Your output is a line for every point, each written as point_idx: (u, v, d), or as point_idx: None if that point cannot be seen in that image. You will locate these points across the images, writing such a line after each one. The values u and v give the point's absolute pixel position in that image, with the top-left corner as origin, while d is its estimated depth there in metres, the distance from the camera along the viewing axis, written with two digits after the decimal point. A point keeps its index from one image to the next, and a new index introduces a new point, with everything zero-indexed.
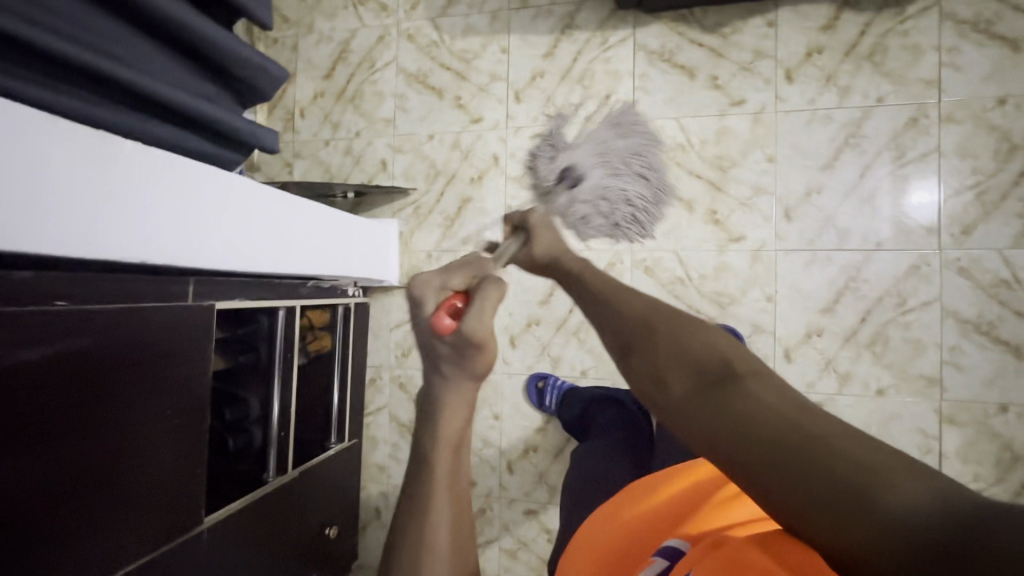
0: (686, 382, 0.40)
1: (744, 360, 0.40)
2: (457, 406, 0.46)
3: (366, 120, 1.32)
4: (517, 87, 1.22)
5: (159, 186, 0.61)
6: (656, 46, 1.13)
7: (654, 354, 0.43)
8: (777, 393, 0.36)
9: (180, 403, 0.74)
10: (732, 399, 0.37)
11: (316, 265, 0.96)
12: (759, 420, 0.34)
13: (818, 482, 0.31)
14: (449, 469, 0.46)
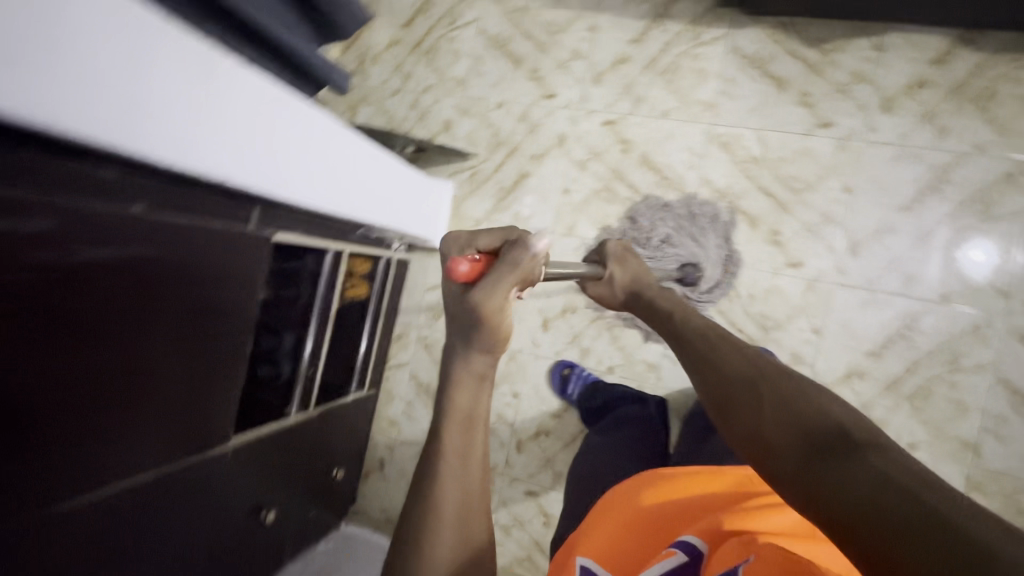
0: (792, 448, 0.38)
1: (860, 427, 0.37)
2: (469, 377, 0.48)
3: (436, 77, 1.30)
4: (597, 69, 1.18)
5: (247, 108, 0.61)
6: (750, 50, 1.08)
7: (757, 415, 0.42)
8: (893, 462, 0.33)
9: (225, 324, 0.75)
10: (831, 469, 0.34)
11: (372, 214, 0.96)
12: (853, 488, 0.31)
13: (918, 536, 0.27)
14: (460, 444, 0.47)
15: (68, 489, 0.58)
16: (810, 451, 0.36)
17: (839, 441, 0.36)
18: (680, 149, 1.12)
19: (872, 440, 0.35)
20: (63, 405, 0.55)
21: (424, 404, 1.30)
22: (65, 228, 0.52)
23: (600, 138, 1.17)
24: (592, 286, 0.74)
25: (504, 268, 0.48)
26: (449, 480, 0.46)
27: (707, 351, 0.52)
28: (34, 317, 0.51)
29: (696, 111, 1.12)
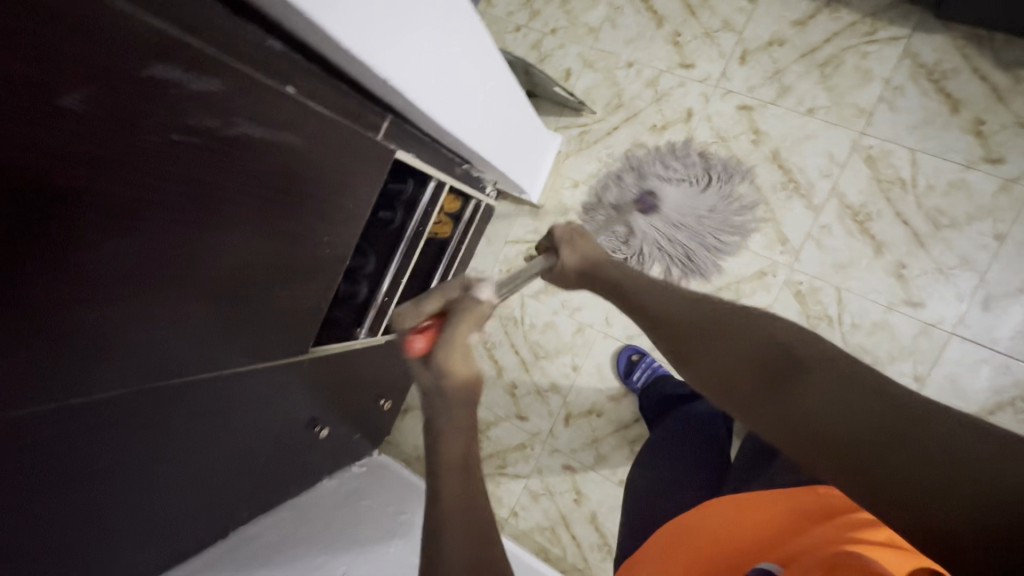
0: (753, 379, 0.43)
1: (807, 349, 0.42)
2: (451, 423, 0.39)
3: (567, 20, 1.20)
4: (746, 47, 1.08)
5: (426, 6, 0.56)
6: (930, 60, 0.97)
7: (721, 353, 0.46)
8: (842, 377, 0.39)
9: (334, 232, 0.73)
10: (799, 394, 0.39)
11: (493, 153, 0.91)
12: (819, 417, 0.37)
13: (900, 440, 0.33)
14: (459, 489, 0.38)
15: (169, 367, 0.57)
16: (769, 381, 0.42)
17: (789, 365, 0.42)
18: (818, 153, 1.03)
19: (823, 360, 0.41)
20: (184, 280, 0.53)
21: (479, 356, 1.27)
22: (229, 96, 0.48)
23: (731, 123, 1.08)
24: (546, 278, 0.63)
25: (451, 326, 0.43)
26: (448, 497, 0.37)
27: (642, 288, 0.57)
28: (184, 184, 0.48)
29: (847, 116, 1.01)
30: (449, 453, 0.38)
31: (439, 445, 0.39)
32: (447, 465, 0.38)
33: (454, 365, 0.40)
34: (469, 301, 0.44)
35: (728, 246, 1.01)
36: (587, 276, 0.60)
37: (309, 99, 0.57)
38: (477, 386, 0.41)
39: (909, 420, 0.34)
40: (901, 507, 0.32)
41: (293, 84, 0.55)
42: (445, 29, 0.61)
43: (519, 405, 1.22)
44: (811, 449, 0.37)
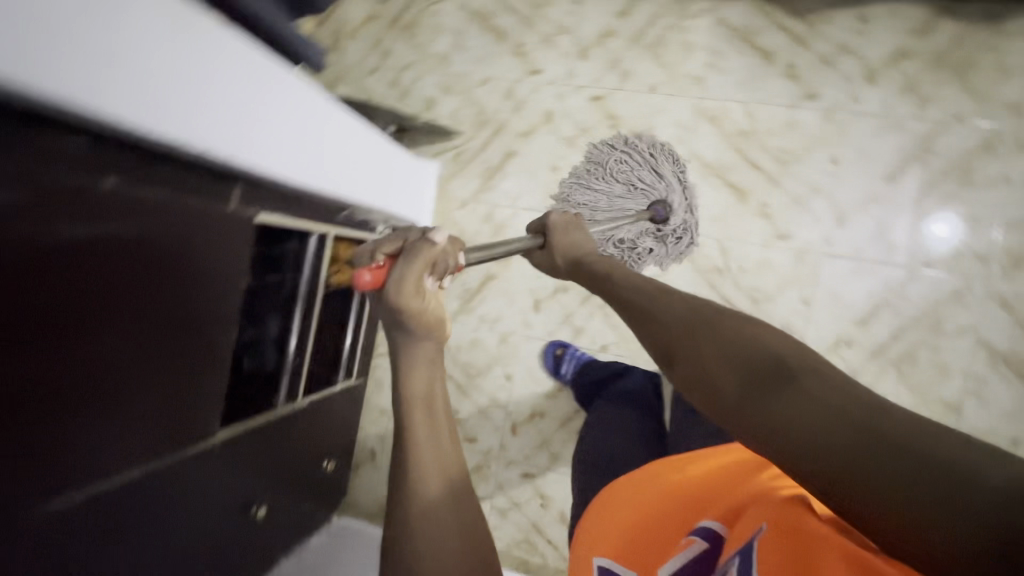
0: (733, 379, 0.40)
1: (796, 351, 0.39)
2: (418, 362, 0.55)
3: (418, 53, 1.25)
4: (583, 44, 1.16)
5: (234, 77, 0.57)
6: (738, 23, 1.08)
7: (697, 355, 0.44)
8: (829, 383, 0.35)
9: (214, 306, 0.72)
10: (772, 398, 0.36)
11: (357, 191, 0.93)
12: (798, 419, 0.34)
13: (885, 453, 0.29)
14: (427, 430, 0.51)
15: (136, 446, 0.63)
16: (746, 379, 0.39)
17: (772, 364, 0.39)
18: (670, 124, 1.11)
19: (807, 360, 0.38)
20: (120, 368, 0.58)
21: None
22: (36, 203, 0.47)
23: (588, 115, 1.15)
24: (536, 254, 0.82)
25: (406, 266, 0.54)
26: (420, 444, 0.50)
27: (633, 292, 0.59)
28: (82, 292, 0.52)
29: (685, 86, 1.11)
30: (415, 392, 0.53)
31: (407, 383, 0.53)
32: (416, 415, 0.52)
33: (411, 300, 0.53)
34: (423, 244, 0.55)
35: (686, 243, 1.06)
36: (574, 260, 0.75)
37: (140, 181, 0.57)
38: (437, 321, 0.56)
39: (906, 436, 0.29)
40: (903, 524, 0.28)
41: (118, 170, 0.54)
42: (254, 82, 0.59)
43: (465, 428, 1.22)
44: (786, 451, 0.34)
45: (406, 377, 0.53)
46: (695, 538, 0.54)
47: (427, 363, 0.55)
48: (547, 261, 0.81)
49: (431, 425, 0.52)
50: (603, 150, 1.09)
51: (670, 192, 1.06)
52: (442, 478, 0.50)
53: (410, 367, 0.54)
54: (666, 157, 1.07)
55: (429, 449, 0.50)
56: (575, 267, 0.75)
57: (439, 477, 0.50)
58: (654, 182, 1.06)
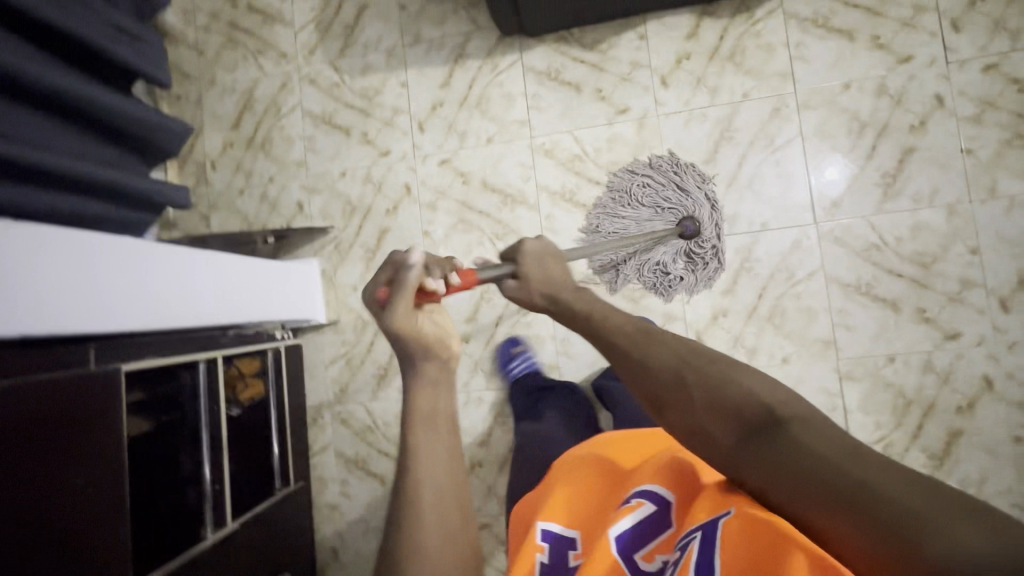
0: (728, 432, 0.45)
1: (789, 406, 0.43)
2: (426, 381, 0.59)
3: (277, 165, 1.33)
4: (419, 117, 1.26)
5: (22, 263, 0.65)
6: (543, 66, 1.21)
7: (688, 404, 0.48)
8: (822, 439, 0.40)
9: (85, 470, 0.71)
10: (779, 448, 0.42)
11: (233, 311, 0.98)
12: (804, 470, 0.39)
13: (869, 512, 0.35)
14: (426, 438, 0.56)
15: None
16: (744, 429, 0.44)
17: (768, 419, 0.43)
18: (514, 166, 1.22)
19: (796, 411, 0.42)
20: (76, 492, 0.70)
21: (358, 479, 1.26)
22: None
23: (441, 178, 1.25)
24: (512, 289, 0.64)
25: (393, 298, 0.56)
26: (419, 464, 0.55)
27: (606, 330, 0.55)
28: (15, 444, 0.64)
29: (515, 130, 1.22)
30: (420, 403, 0.58)
31: (414, 397, 0.58)
32: (416, 420, 0.57)
33: (399, 328, 0.56)
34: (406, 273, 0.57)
35: (714, 259, 1.11)
36: (551, 302, 0.60)
37: None
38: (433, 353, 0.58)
39: (885, 497, 0.35)
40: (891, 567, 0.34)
41: None
42: (54, 254, 0.69)
43: None
44: (807, 498, 0.39)
45: (415, 398, 0.58)
46: (643, 502, 0.56)
47: (432, 386, 0.59)
48: (515, 296, 0.63)
49: (432, 436, 0.57)
50: (622, 179, 1.16)
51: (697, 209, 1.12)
52: (435, 493, 0.54)
53: (422, 390, 0.58)
54: (688, 175, 1.13)
55: (426, 465, 0.55)
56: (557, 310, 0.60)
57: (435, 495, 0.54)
58: (682, 204, 1.13)
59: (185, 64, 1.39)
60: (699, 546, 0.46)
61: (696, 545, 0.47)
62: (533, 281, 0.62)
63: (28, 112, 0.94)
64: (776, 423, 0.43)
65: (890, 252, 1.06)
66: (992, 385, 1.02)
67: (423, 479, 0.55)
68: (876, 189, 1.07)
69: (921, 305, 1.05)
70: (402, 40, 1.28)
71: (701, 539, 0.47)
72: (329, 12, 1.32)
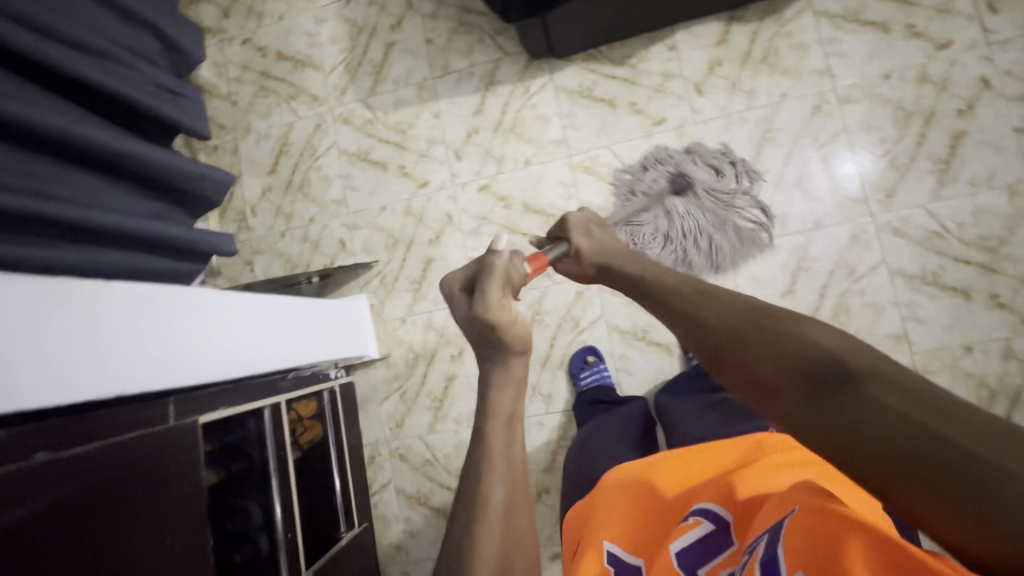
0: (791, 386, 0.40)
1: (861, 357, 0.38)
2: (507, 381, 0.63)
3: (317, 206, 1.34)
4: (455, 146, 1.27)
5: (126, 319, 0.66)
6: (574, 85, 1.22)
7: (748, 360, 0.44)
8: (900, 393, 0.34)
9: (176, 526, 0.70)
10: (840, 405, 0.36)
11: (295, 354, 0.99)
12: (876, 429, 0.33)
13: (949, 474, 0.29)
14: (503, 438, 0.59)
15: None
16: (802, 382, 0.40)
17: (834, 373, 0.38)
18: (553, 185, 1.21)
19: (868, 362, 0.37)
20: (162, 551, 0.67)
21: (421, 516, 1.22)
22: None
23: (482, 204, 1.25)
24: (563, 264, 0.75)
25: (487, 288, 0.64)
26: (495, 462, 0.57)
27: (668, 295, 0.56)
28: (97, 504, 0.61)
29: (553, 150, 1.22)
30: (501, 403, 0.60)
31: (494, 397, 0.61)
32: (494, 422, 0.59)
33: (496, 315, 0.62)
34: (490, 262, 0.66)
35: (750, 224, 1.11)
36: (601, 264, 0.71)
37: (63, 448, 0.61)
38: (525, 348, 0.63)
39: (971, 457, 0.29)
40: (973, 530, 0.28)
41: (43, 448, 0.59)
42: (150, 309, 0.70)
43: None
44: (867, 460, 0.33)
45: (493, 396, 0.61)
46: (703, 520, 0.55)
47: (512, 388, 0.62)
48: (575, 270, 0.74)
49: (506, 435, 0.59)
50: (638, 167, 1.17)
51: (690, 171, 1.13)
52: (503, 484, 0.55)
53: (500, 389, 0.61)
54: (699, 149, 1.15)
55: (500, 455, 0.57)
56: (609, 275, 0.69)
57: (505, 486, 0.55)
58: (694, 174, 1.12)
59: (221, 116, 1.42)
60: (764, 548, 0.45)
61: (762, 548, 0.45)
62: (586, 251, 0.72)
63: (87, 176, 0.97)
64: (846, 376, 0.37)
65: (953, 239, 1.04)
66: None
67: (496, 465, 0.56)
68: (931, 176, 1.05)
69: (993, 290, 1.02)
70: (432, 72, 1.30)
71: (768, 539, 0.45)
72: (357, 53, 1.35)
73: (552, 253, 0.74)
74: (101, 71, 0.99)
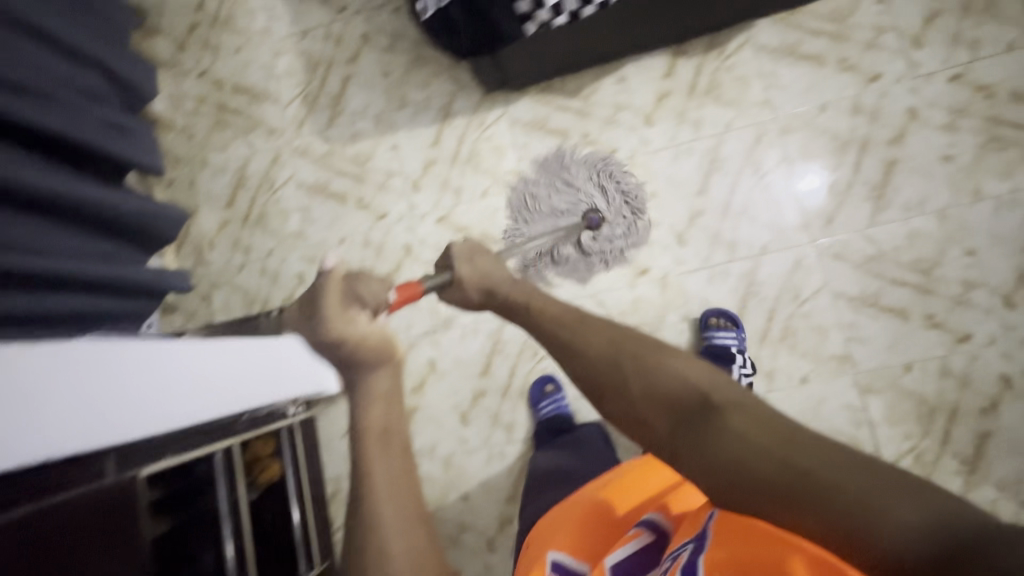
0: (668, 422, 0.61)
1: (719, 395, 0.60)
2: (373, 398, 0.90)
3: (276, 239, 1.33)
4: (413, 178, 1.28)
5: (108, 375, 0.65)
6: (529, 117, 1.25)
7: (630, 392, 0.66)
8: (754, 424, 0.54)
9: None
10: (717, 434, 0.55)
11: (252, 397, 0.98)
12: (751, 459, 0.51)
13: (814, 494, 0.46)
14: (377, 448, 0.82)
15: None
16: (683, 420, 0.60)
17: (703, 408, 0.59)
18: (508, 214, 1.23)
19: (722, 401, 0.58)
20: None
21: None
22: None
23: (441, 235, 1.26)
24: (451, 291, 0.92)
25: (333, 304, 0.91)
26: (371, 467, 0.80)
27: (569, 342, 0.77)
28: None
29: (509, 181, 1.24)
30: (373, 421, 0.86)
31: (365, 409, 0.88)
32: (367, 440, 0.83)
33: (338, 325, 0.89)
34: (328, 277, 0.93)
35: (637, 191, 1.18)
36: (486, 292, 0.90)
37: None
38: (391, 359, 0.96)
39: (821, 478, 0.47)
40: (837, 536, 0.45)
41: None
42: (126, 363, 0.69)
43: None
44: (745, 483, 0.50)
45: (367, 412, 0.87)
46: (642, 531, 0.65)
47: (382, 399, 0.90)
48: (461, 300, 0.93)
49: (383, 447, 0.82)
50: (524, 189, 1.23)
51: (573, 176, 1.20)
52: (398, 491, 0.78)
53: (370, 404, 0.88)
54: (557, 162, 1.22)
55: (382, 473, 0.79)
56: (493, 299, 0.89)
57: (395, 488, 0.78)
58: (574, 183, 1.20)
59: (177, 149, 1.41)
60: (688, 554, 0.54)
61: (686, 556, 0.55)
62: (467, 279, 0.90)
63: (37, 222, 0.94)
64: (712, 411, 0.58)
65: (889, 261, 1.08)
66: (1010, 383, 1.03)
67: (376, 477, 0.78)
68: (867, 202, 1.10)
69: (929, 310, 1.06)
70: (389, 105, 1.31)
71: (694, 547, 0.55)
72: (314, 86, 1.36)
73: (440, 279, 0.92)
74: (50, 112, 0.95)
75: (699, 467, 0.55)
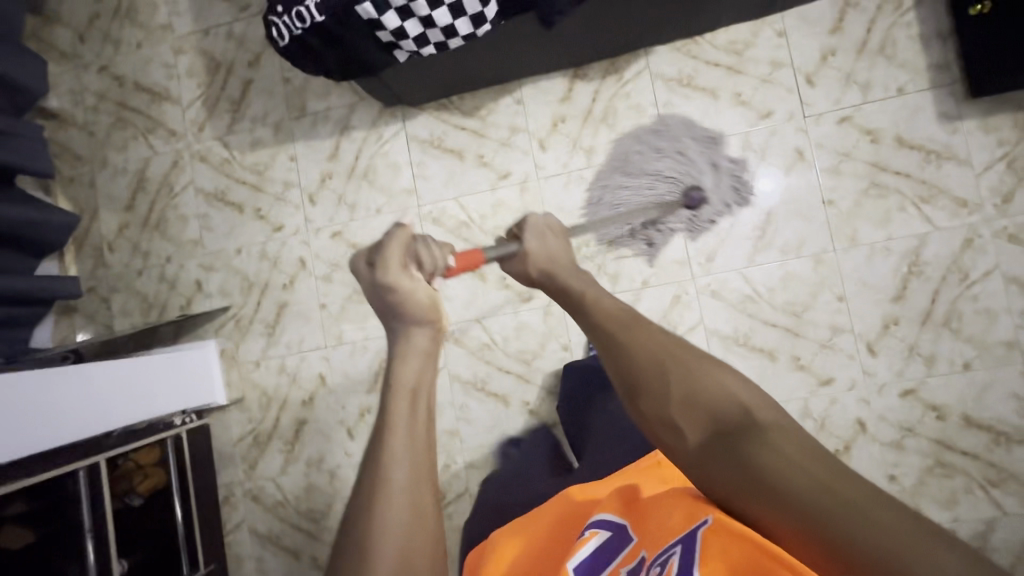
0: (698, 431, 0.47)
1: (763, 409, 0.46)
2: (412, 353, 0.57)
3: (174, 245, 1.33)
4: (310, 191, 1.27)
5: None
6: (426, 134, 1.22)
7: (664, 390, 0.50)
8: (797, 446, 0.42)
9: None
10: (753, 453, 0.42)
11: (111, 416, 0.99)
12: (789, 493, 0.39)
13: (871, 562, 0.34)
14: (405, 410, 0.51)
15: None
16: (717, 431, 0.46)
17: (739, 420, 0.45)
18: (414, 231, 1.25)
19: (771, 418, 0.45)
20: None
21: (274, 555, 1.26)
22: None
23: (334, 250, 1.25)
24: (508, 263, 0.72)
25: (387, 252, 0.60)
26: (392, 448, 0.48)
27: (598, 312, 0.60)
28: None
29: (403, 199, 1.23)
30: (407, 374, 0.54)
31: (397, 367, 0.55)
32: (395, 394, 0.52)
33: (401, 283, 0.59)
34: (398, 231, 0.62)
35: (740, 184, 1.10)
36: (546, 272, 0.69)
37: None
38: (438, 322, 0.60)
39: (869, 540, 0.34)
40: None
41: None
42: None
43: None
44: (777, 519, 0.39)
45: (396, 369, 0.55)
46: (599, 531, 0.55)
47: (420, 354, 0.57)
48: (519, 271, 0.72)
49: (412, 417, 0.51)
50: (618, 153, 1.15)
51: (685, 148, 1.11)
52: (408, 462, 0.48)
53: (402, 360, 0.56)
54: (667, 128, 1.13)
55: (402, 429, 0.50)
56: (550, 284, 0.68)
57: (409, 460, 0.48)
58: (685, 155, 1.11)
59: (77, 147, 1.38)
60: (680, 560, 0.44)
61: (676, 561, 0.44)
62: (533, 254, 0.70)
63: None
64: (748, 427, 0.44)
65: (763, 303, 1.10)
66: (865, 428, 1.06)
67: (396, 446, 0.48)
68: (747, 242, 1.10)
69: (796, 352, 1.08)
70: (288, 113, 1.28)
71: (683, 555, 0.44)
72: (214, 88, 1.32)
73: (504, 251, 0.71)
74: None
75: (718, 481, 0.45)
